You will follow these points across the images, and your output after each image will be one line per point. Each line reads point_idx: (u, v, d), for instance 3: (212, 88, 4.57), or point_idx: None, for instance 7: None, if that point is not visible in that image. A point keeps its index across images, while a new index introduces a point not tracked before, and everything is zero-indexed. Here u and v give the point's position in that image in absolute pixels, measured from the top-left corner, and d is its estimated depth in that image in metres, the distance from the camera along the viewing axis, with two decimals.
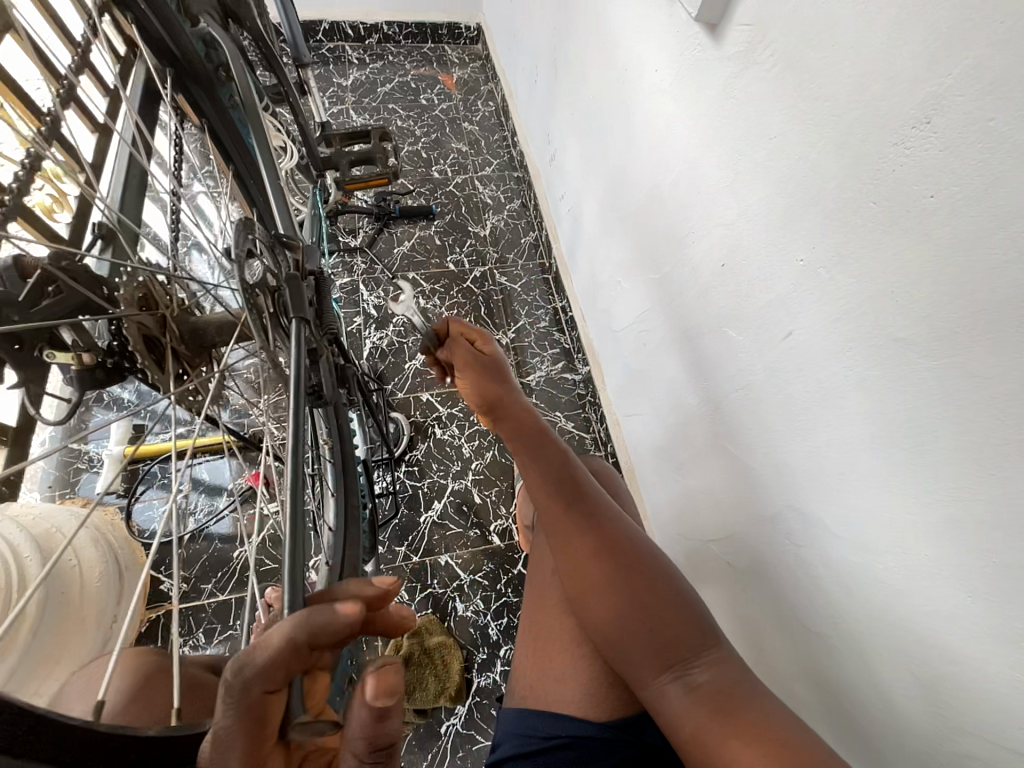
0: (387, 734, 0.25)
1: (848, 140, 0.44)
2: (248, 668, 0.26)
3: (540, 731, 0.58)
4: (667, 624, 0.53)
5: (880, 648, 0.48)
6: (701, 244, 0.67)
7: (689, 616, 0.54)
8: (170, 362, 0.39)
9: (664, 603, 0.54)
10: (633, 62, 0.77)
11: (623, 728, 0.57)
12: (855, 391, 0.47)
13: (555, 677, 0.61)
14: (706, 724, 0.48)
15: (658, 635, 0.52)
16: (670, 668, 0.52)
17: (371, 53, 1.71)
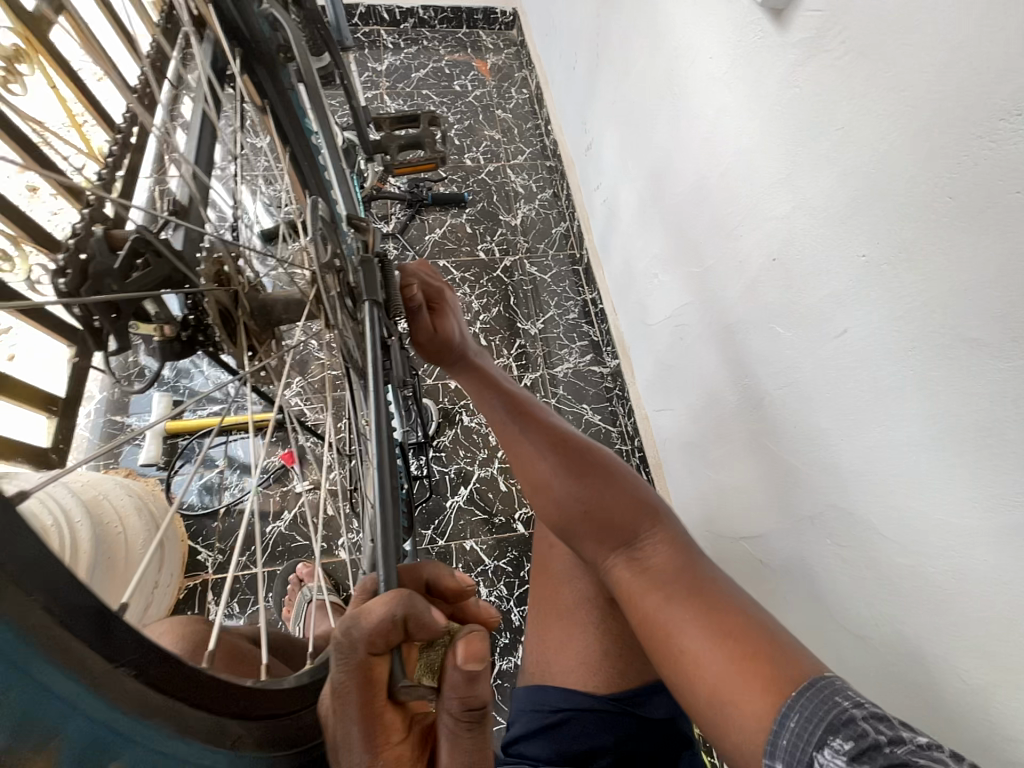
0: (477, 695, 0.27)
1: (927, 132, 0.42)
2: (356, 630, 0.26)
3: (549, 704, 0.58)
4: (613, 510, 0.56)
5: (927, 651, 0.48)
6: (751, 237, 0.65)
7: (630, 504, 0.57)
8: (243, 336, 0.40)
9: (605, 493, 0.57)
10: (685, 49, 0.75)
11: (622, 698, 0.57)
12: (916, 391, 0.46)
13: (558, 642, 0.62)
14: (652, 597, 0.50)
15: (605, 520, 0.56)
16: (620, 552, 0.55)
17: (405, 38, 1.70)
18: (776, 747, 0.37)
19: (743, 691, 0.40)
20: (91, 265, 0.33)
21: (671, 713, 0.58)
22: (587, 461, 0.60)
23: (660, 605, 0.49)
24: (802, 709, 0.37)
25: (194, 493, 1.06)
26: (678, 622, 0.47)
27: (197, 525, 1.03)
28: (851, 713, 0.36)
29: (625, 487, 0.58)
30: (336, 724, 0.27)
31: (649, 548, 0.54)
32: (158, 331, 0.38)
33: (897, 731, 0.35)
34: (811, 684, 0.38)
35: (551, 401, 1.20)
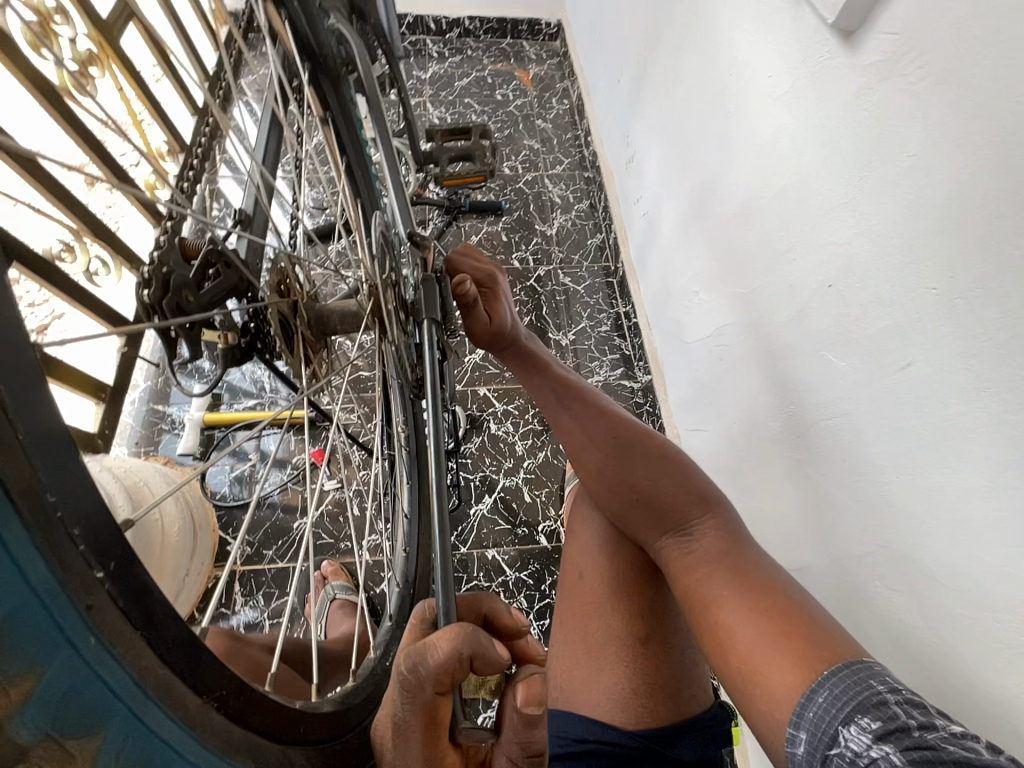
0: (535, 740, 0.28)
1: (1008, 165, 0.40)
2: (422, 667, 0.26)
3: (571, 734, 0.55)
4: (661, 495, 0.57)
5: (985, 709, 0.45)
6: (804, 260, 0.64)
7: (685, 488, 0.57)
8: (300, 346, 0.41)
9: (657, 475, 0.59)
10: (742, 66, 0.74)
11: (649, 737, 0.53)
12: (987, 433, 0.43)
13: (581, 675, 0.60)
14: (697, 575, 0.51)
15: (653, 504, 0.57)
16: (669, 533, 0.56)
17: (450, 47, 1.72)
18: (801, 719, 0.38)
19: (775, 664, 0.41)
20: (171, 276, 0.34)
21: (702, 756, 0.54)
22: (636, 449, 0.61)
23: (704, 582, 0.50)
24: (832, 686, 0.38)
25: (226, 485, 1.08)
26: (723, 600, 0.47)
27: (228, 516, 1.06)
28: (884, 696, 0.36)
29: (680, 473, 0.59)
30: (398, 754, 0.28)
31: (699, 531, 0.54)
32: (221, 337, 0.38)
33: (931, 720, 0.34)
34: (846, 666, 0.38)
35: None
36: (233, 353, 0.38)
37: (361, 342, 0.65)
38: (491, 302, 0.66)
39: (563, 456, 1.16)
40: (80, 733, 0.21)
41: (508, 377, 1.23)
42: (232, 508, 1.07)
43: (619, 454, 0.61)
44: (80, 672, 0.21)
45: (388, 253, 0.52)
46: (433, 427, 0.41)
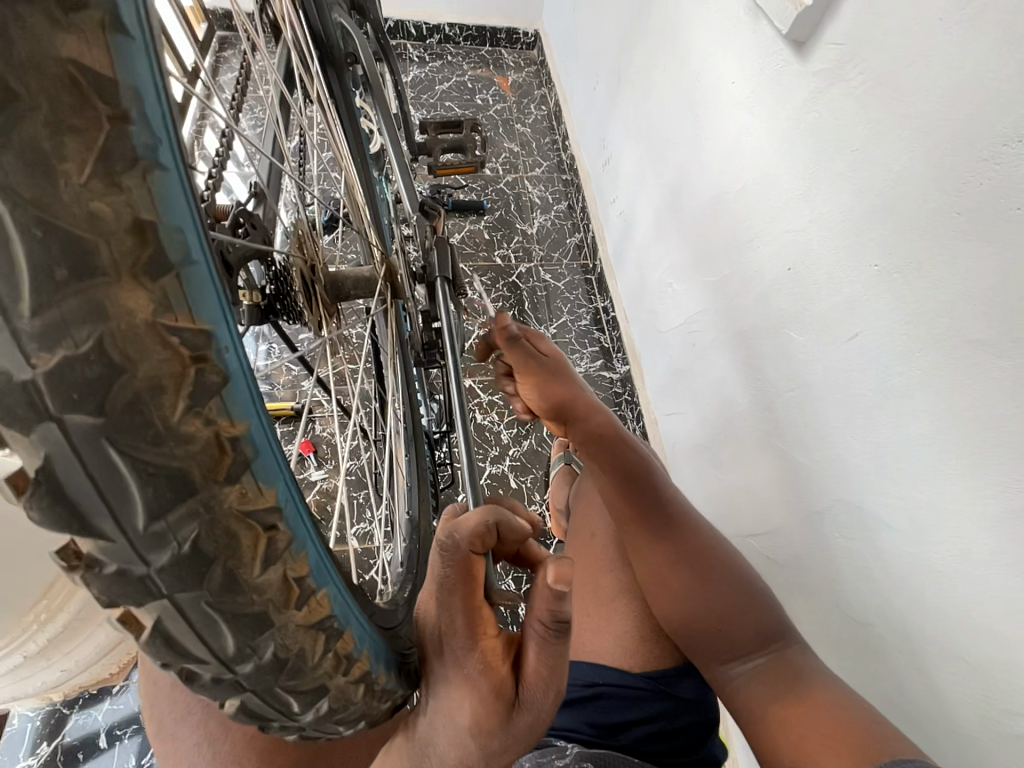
0: (564, 611, 0.31)
1: (934, 155, 0.47)
2: (458, 533, 0.33)
3: (581, 679, 0.60)
4: (738, 616, 0.55)
5: (931, 633, 0.51)
6: (766, 248, 0.71)
7: (758, 620, 0.55)
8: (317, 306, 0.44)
9: (733, 598, 0.57)
10: (710, 72, 0.81)
11: (656, 677, 0.58)
12: (924, 388, 0.50)
13: (593, 628, 0.64)
14: (760, 705, 0.50)
15: (727, 623, 0.55)
16: (734, 659, 0.55)
17: (430, 52, 1.77)
18: None
19: (836, 761, 0.42)
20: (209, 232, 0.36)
21: (702, 695, 0.59)
22: (716, 560, 0.59)
23: (771, 703, 0.50)
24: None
25: None
26: (796, 723, 0.47)
27: None
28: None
29: (751, 595, 0.57)
30: (444, 614, 0.32)
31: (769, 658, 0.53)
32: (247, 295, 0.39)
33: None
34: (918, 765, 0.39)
35: None
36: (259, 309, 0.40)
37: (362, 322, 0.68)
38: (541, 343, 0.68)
39: (547, 444, 1.20)
40: (266, 478, 0.21)
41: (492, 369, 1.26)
42: None
43: (693, 566, 0.59)
44: (269, 456, 0.22)
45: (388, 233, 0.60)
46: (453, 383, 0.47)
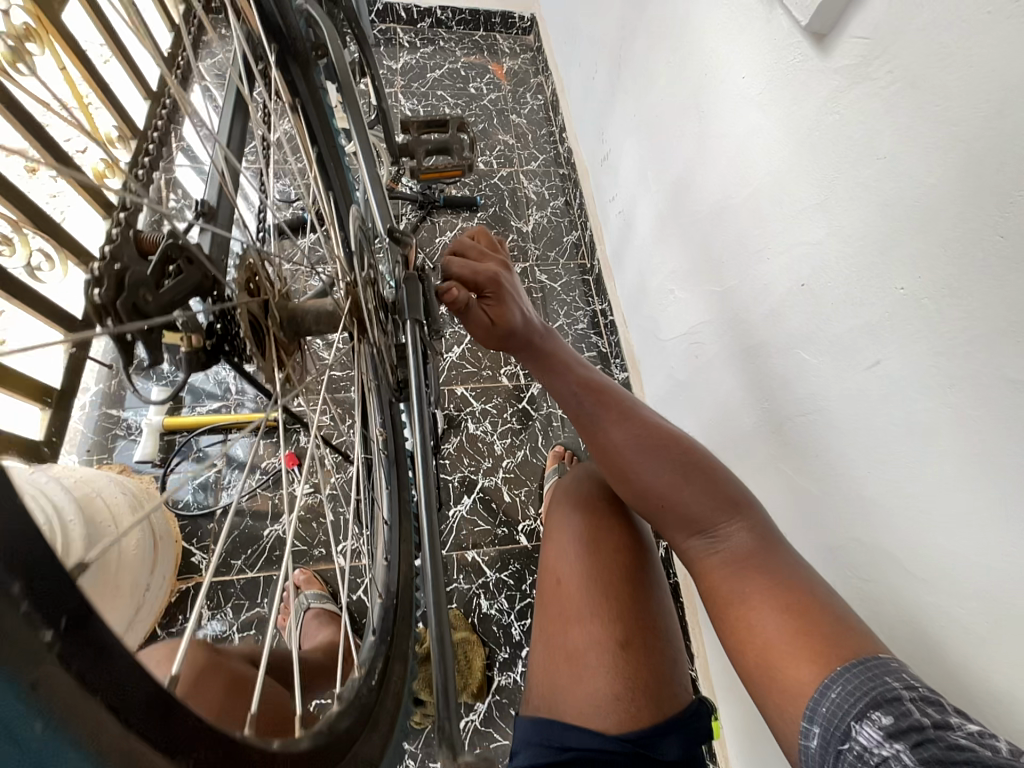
0: None
1: (974, 170, 0.42)
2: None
3: (557, 742, 0.53)
4: (690, 499, 0.55)
5: (956, 692, 0.47)
6: (777, 262, 0.65)
7: (710, 493, 0.55)
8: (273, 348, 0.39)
9: (685, 481, 0.56)
10: (718, 64, 0.74)
11: (634, 740, 0.52)
12: (956, 429, 0.45)
13: (570, 682, 0.57)
14: (719, 578, 0.52)
15: (681, 507, 0.56)
16: (695, 535, 0.55)
17: (422, 37, 1.68)
18: (816, 713, 0.41)
19: (798, 660, 0.44)
20: (126, 274, 0.30)
21: (687, 752, 0.54)
22: (667, 447, 0.58)
23: (728, 583, 0.51)
24: (845, 682, 0.41)
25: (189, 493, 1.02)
26: (751, 605, 0.48)
27: (191, 524, 0.99)
28: (899, 692, 0.39)
29: (706, 475, 0.56)
30: None
31: (728, 534, 0.53)
32: (183, 341, 0.34)
33: (945, 716, 0.38)
34: (862, 662, 0.42)
35: (556, 411, 1.20)
36: (198, 357, 0.35)
37: (335, 350, 0.62)
38: (494, 308, 0.60)
39: (542, 455, 1.16)
40: None
41: (485, 375, 1.21)
42: (196, 518, 1.00)
43: (648, 458, 0.58)
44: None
45: (365, 252, 0.55)
46: (417, 423, 0.43)
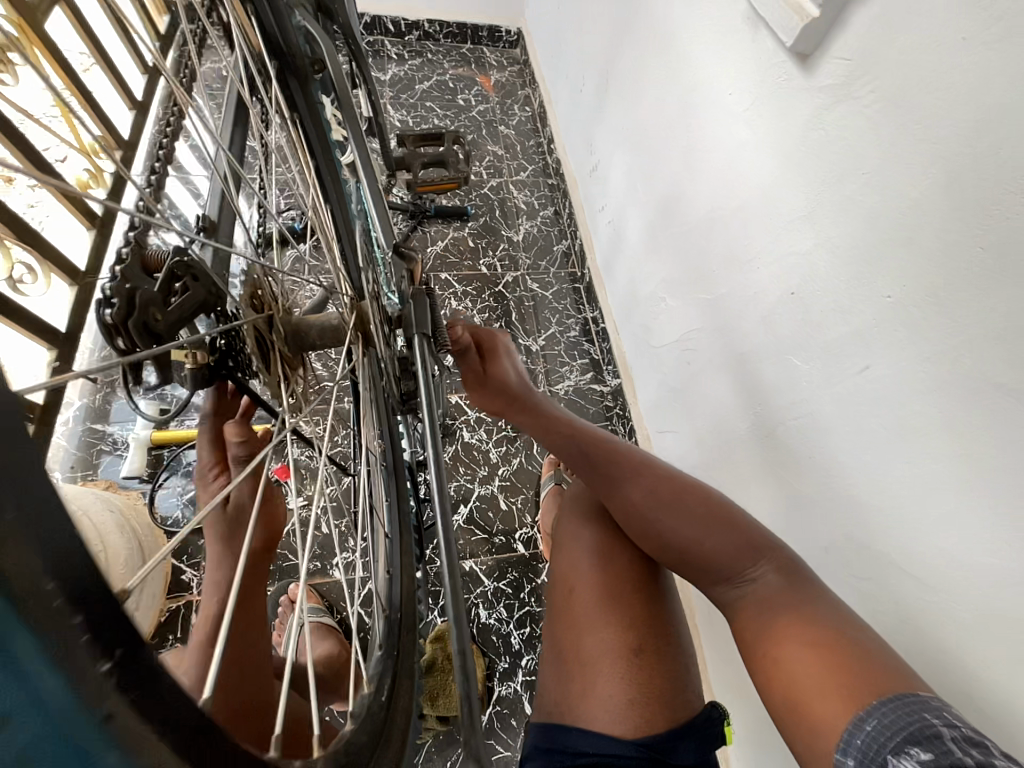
0: None
1: (956, 184, 0.44)
2: None
3: (569, 748, 0.54)
4: (711, 548, 0.56)
5: (954, 687, 0.49)
6: (766, 271, 0.68)
7: (731, 540, 0.55)
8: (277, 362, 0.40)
9: (704, 531, 0.56)
10: (704, 81, 0.77)
11: (649, 745, 0.52)
12: (945, 431, 0.47)
13: (583, 688, 0.57)
14: (751, 623, 0.52)
15: (703, 557, 0.56)
16: (722, 582, 0.56)
17: (409, 49, 1.70)
18: (850, 748, 0.40)
19: (825, 699, 0.43)
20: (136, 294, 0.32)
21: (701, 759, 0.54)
22: (683, 498, 0.59)
23: (758, 629, 0.51)
24: (881, 717, 0.40)
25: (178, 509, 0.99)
26: (781, 650, 0.48)
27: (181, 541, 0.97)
28: (940, 730, 0.38)
29: (726, 521, 0.57)
30: None
31: (754, 579, 0.53)
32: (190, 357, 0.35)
33: (992, 758, 0.36)
34: (900, 699, 0.41)
35: None
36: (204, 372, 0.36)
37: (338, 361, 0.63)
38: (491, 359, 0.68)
39: (538, 462, 1.16)
40: None
41: None
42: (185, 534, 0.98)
43: (665, 511, 0.58)
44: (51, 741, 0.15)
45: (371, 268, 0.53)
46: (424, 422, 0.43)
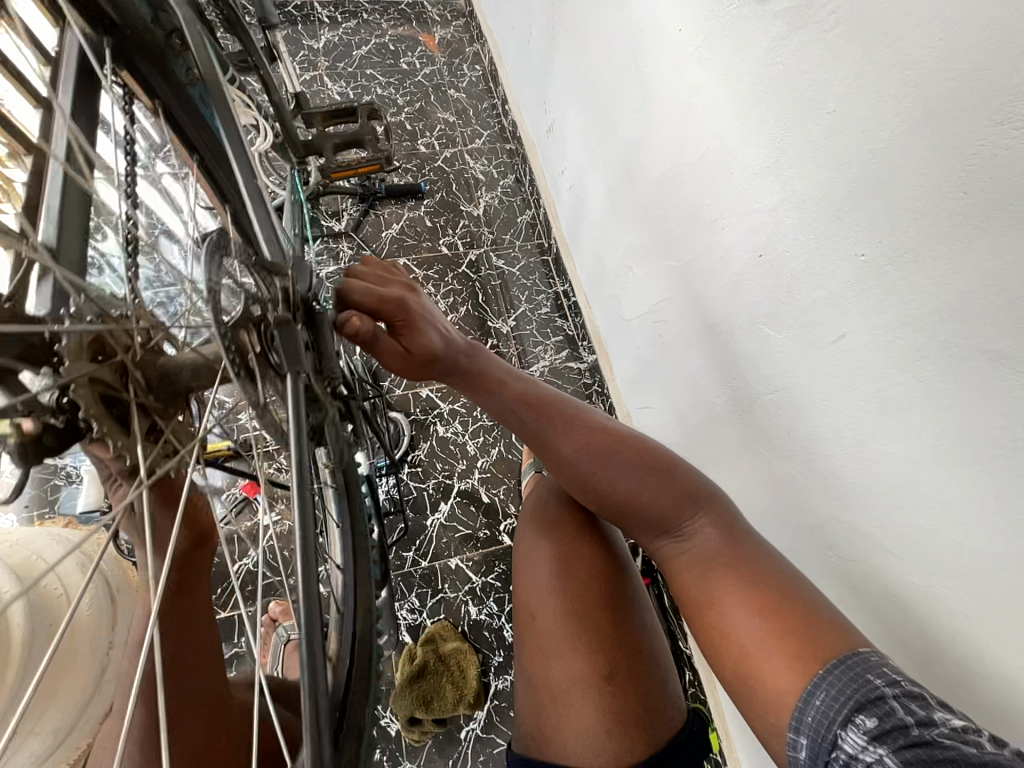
0: None
1: (932, 120, 0.37)
2: None
3: None
4: (652, 501, 0.53)
5: (946, 668, 0.46)
6: (731, 232, 0.61)
7: (670, 494, 0.53)
8: (136, 421, 0.32)
9: (641, 483, 0.53)
10: (646, 19, 0.69)
11: None
12: (929, 403, 0.42)
13: (557, 720, 0.54)
14: (689, 574, 0.50)
15: (644, 510, 0.53)
16: (660, 534, 0.54)
17: (342, 10, 1.54)
18: (802, 722, 0.40)
19: (775, 664, 0.42)
20: None
21: None
22: (621, 451, 0.55)
23: (698, 583, 0.49)
24: (828, 687, 0.39)
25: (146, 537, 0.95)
26: (723, 607, 0.46)
27: None
28: (881, 691, 0.38)
29: (665, 473, 0.54)
30: None
31: (693, 531, 0.52)
32: (11, 430, 0.29)
33: (930, 712, 0.37)
34: (843, 662, 0.40)
35: None
36: (33, 448, 0.30)
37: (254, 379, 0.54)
38: (407, 334, 0.53)
39: (518, 450, 1.12)
40: None
41: None
42: None
43: (607, 469, 0.54)
44: None
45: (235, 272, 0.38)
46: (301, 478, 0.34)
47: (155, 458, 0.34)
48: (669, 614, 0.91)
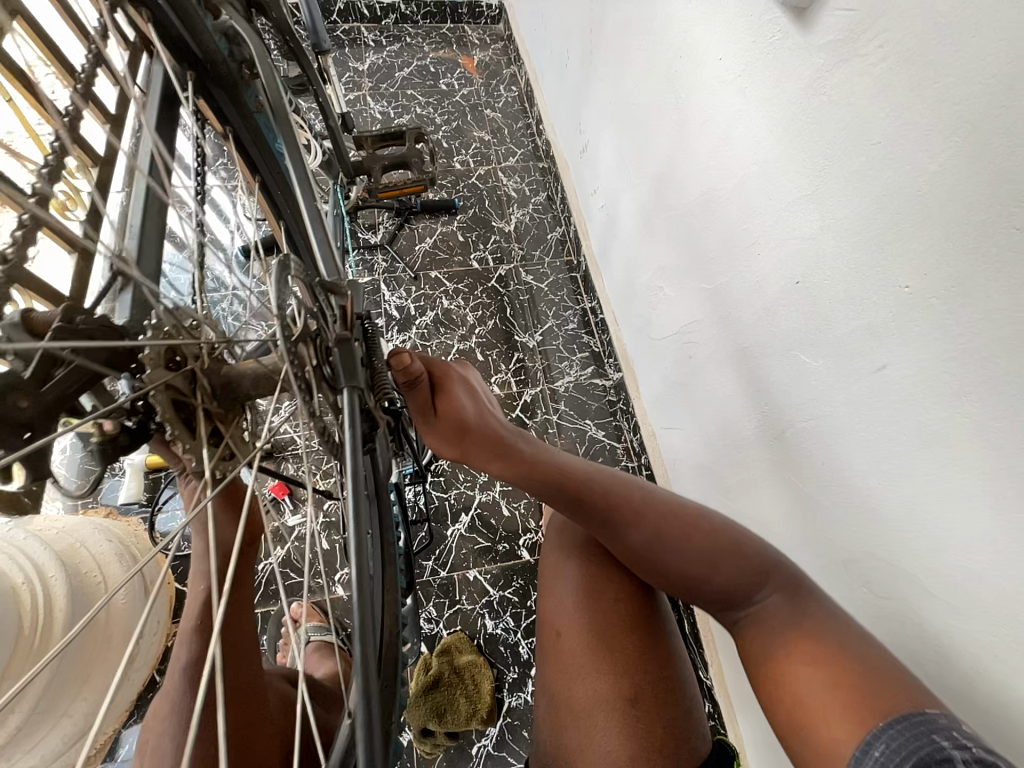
0: None
1: (984, 155, 0.37)
2: None
3: None
4: (719, 577, 0.51)
5: (991, 721, 0.44)
6: (767, 257, 0.61)
7: (741, 572, 0.51)
8: (201, 428, 0.35)
9: (711, 564, 0.52)
10: (689, 45, 0.70)
11: None
12: (975, 440, 0.41)
13: (580, 741, 0.54)
14: (760, 647, 0.47)
15: (713, 586, 0.52)
16: (733, 612, 0.51)
17: (387, 34, 1.62)
18: None
19: (834, 723, 0.40)
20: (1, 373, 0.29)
21: None
22: (683, 528, 0.54)
23: (768, 656, 0.46)
24: (889, 739, 0.37)
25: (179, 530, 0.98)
26: (790, 677, 0.44)
27: None
28: (950, 753, 0.35)
29: (732, 549, 0.52)
30: None
31: (764, 609, 0.49)
32: (95, 430, 0.33)
33: None
34: (906, 718, 0.38)
35: (552, 418, 1.16)
36: (111, 445, 0.34)
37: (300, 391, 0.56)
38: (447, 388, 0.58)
39: None
40: None
41: None
42: None
43: (673, 548, 0.53)
44: None
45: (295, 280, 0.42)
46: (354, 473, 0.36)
47: (216, 461, 0.36)
48: (689, 640, 0.89)
